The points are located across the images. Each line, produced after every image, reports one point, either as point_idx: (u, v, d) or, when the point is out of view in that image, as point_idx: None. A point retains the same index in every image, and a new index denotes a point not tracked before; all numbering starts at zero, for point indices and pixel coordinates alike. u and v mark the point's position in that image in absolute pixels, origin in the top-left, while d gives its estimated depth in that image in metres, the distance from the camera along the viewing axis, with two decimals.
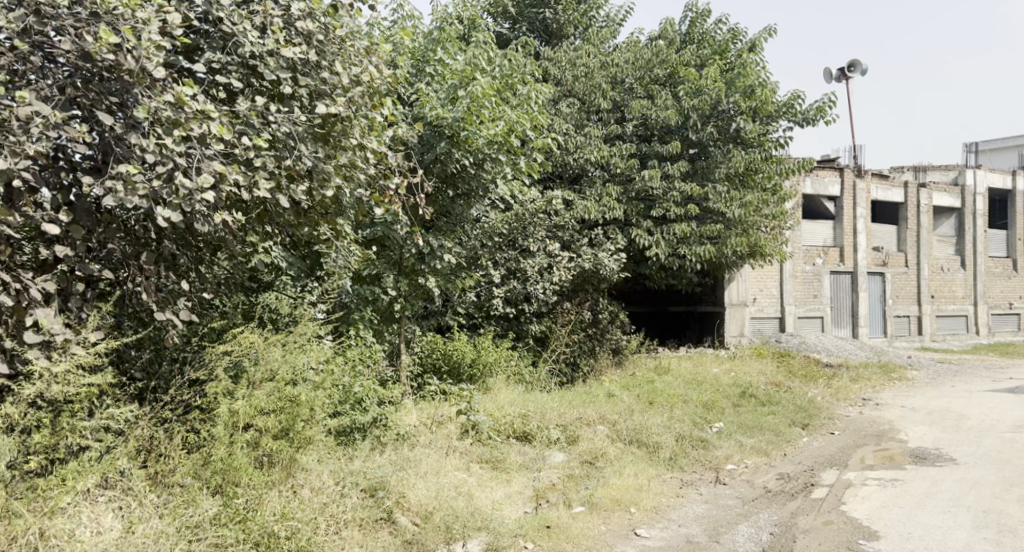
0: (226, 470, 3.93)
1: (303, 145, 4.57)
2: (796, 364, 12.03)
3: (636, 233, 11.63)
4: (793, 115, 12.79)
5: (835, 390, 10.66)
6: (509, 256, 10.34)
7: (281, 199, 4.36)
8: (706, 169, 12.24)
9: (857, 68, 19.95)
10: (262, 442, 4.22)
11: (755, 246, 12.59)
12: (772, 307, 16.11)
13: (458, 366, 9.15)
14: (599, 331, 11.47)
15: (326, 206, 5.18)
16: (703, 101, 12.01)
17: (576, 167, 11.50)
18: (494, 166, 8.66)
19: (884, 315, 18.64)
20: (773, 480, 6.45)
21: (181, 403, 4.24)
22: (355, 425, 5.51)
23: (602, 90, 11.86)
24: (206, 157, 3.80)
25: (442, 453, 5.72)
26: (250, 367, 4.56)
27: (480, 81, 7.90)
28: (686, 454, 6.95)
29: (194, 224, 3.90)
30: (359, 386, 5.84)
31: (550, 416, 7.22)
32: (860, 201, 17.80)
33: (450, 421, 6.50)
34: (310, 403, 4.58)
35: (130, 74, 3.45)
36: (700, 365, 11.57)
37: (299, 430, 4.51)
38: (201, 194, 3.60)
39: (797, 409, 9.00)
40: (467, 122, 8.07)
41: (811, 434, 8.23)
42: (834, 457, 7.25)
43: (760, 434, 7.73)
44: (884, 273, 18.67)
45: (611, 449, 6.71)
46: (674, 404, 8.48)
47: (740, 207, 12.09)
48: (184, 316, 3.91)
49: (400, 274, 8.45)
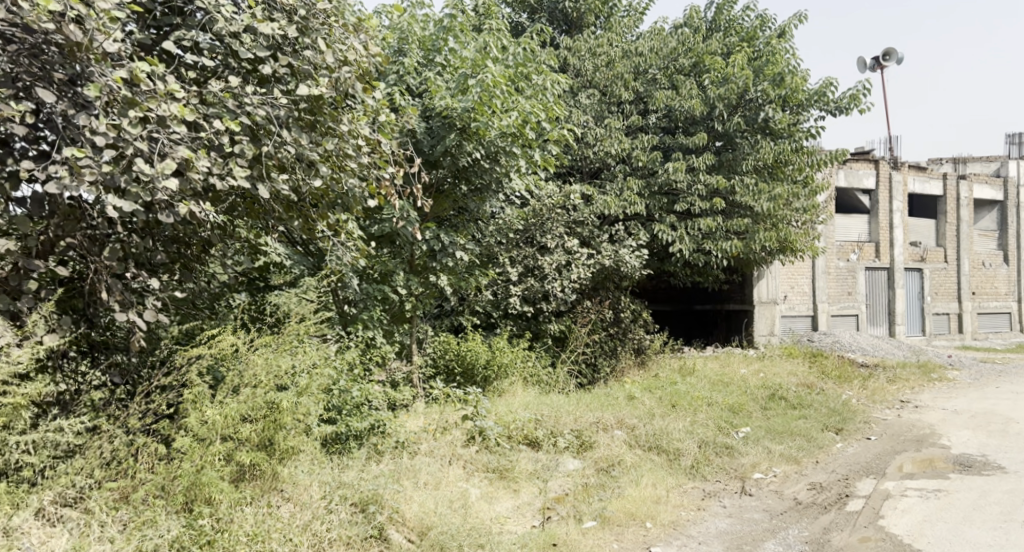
0: (196, 484, 3.68)
1: (286, 130, 4.23)
2: (830, 365, 11.46)
3: (659, 228, 11.13)
4: (826, 104, 12.19)
5: (871, 392, 10.07)
6: (526, 253, 9.93)
7: (260, 189, 4.08)
8: (733, 161, 11.73)
9: (893, 56, 19.21)
10: (238, 456, 3.93)
11: (785, 241, 12.02)
12: (804, 305, 15.51)
13: (472, 367, 8.78)
14: (621, 330, 11.04)
15: (318, 198, 4.84)
16: (730, 89, 11.42)
17: (597, 161, 11.08)
18: (509, 161, 8.23)
19: (922, 312, 17.91)
20: (804, 490, 5.98)
21: (148, 412, 3.93)
22: (350, 432, 5.21)
23: (624, 81, 11.43)
24: (171, 141, 3.50)
25: (444, 462, 5.35)
26: (226, 373, 4.27)
27: (491, 69, 7.47)
28: (709, 461, 6.50)
29: (159, 216, 3.61)
30: (357, 391, 5.51)
31: (565, 421, 6.80)
32: (896, 194, 17.07)
33: (456, 427, 6.10)
34: (292, 409, 4.24)
35: (79, 48, 3.17)
36: (727, 365, 11.11)
37: (279, 439, 4.21)
38: (162, 182, 3.31)
39: (830, 413, 8.46)
40: (478, 112, 7.65)
41: (845, 439, 7.72)
42: (870, 465, 6.74)
43: (790, 440, 7.23)
44: (922, 269, 17.91)
45: (629, 456, 6.28)
46: (698, 408, 8.00)
47: (769, 200, 11.45)
48: (148, 316, 3.62)
49: (411, 272, 8.12)
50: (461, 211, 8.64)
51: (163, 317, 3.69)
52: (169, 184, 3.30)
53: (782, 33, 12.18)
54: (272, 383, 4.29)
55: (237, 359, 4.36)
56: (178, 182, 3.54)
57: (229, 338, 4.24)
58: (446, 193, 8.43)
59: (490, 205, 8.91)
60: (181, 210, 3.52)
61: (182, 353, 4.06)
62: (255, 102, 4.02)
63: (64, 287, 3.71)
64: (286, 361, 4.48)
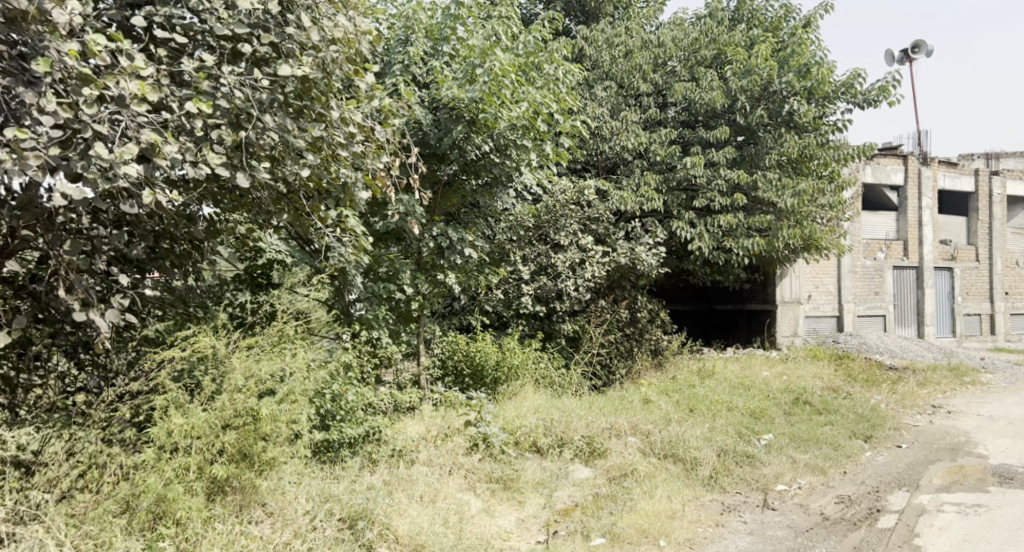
0: (164, 498, 3.37)
1: (268, 115, 3.88)
2: (856, 368, 10.96)
3: (677, 225, 10.68)
4: (853, 96, 11.68)
5: (901, 397, 9.58)
6: (539, 251, 9.58)
7: (238, 176, 3.69)
8: (755, 156, 11.27)
9: (922, 48, 18.58)
10: (209, 469, 3.58)
11: (809, 239, 11.54)
12: (829, 304, 14.99)
13: (482, 369, 8.46)
14: (638, 330, 10.64)
15: (310, 190, 4.59)
16: (753, 81, 10.94)
17: (613, 156, 10.70)
18: (520, 154, 7.85)
19: (952, 313, 17.30)
20: (831, 504, 5.57)
21: (113, 421, 3.68)
22: (343, 440, 4.87)
23: (642, 72, 11.03)
24: (134, 124, 3.18)
25: (443, 472, 5.01)
26: (205, 378, 3.96)
27: (499, 57, 7.10)
28: (729, 471, 6.09)
29: (121, 206, 3.29)
30: (352, 396, 5.15)
31: (576, 426, 6.44)
32: (926, 191, 16.48)
33: (458, 433, 5.76)
34: (273, 417, 3.84)
35: (25, 19, 2.85)
36: (749, 368, 10.66)
37: (259, 451, 3.79)
38: (121, 168, 2.99)
39: (858, 419, 8.00)
40: (487, 103, 7.30)
41: (874, 447, 7.28)
42: (901, 476, 6.29)
43: (816, 449, 6.80)
44: (953, 268, 17.29)
45: (643, 465, 5.90)
46: (718, 413, 7.59)
47: (793, 196, 10.95)
48: (109, 317, 3.29)
49: (419, 270, 7.84)
50: (472, 206, 8.44)
51: (127, 318, 3.35)
52: (130, 171, 2.99)
53: (807, 23, 11.68)
54: (257, 388, 3.98)
55: (218, 362, 4.07)
56: (142, 169, 3.20)
57: (207, 339, 3.94)
58: (454, 188, 8.11)
59: (501, 201, 8.56)
60: (145, 199, 3.20)
61: (153, 356, 3.81)
62: (231, 82, 3.66)
63: (21, 285, 3.40)
64: (272, 365, 4.16)
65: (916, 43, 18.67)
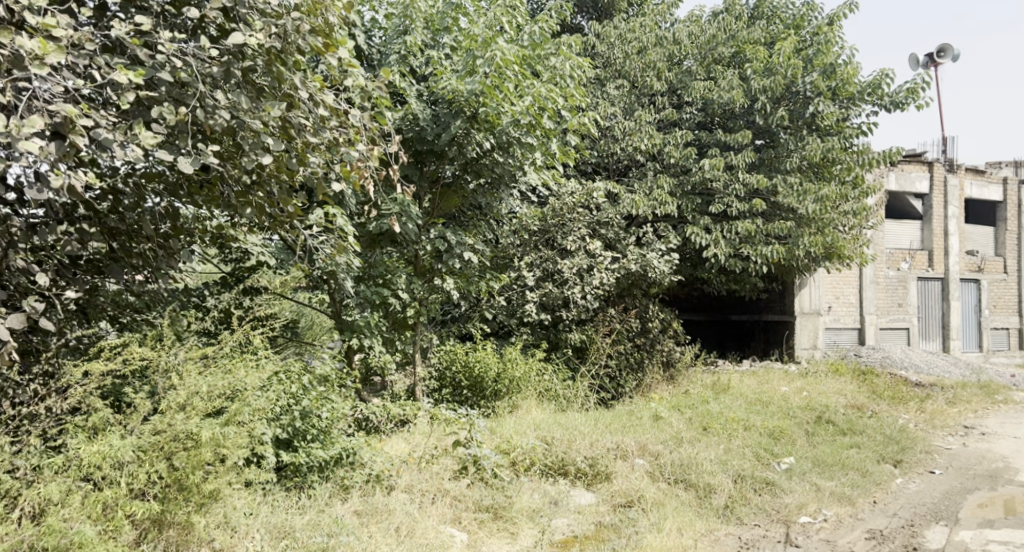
0: (73, 543, 2.89)
1: (219, 91, 3.41)
2: (882, 384, 10.30)
3: (691, 230, 10.07)
4: (879, 98, 11.02)
5: (930, 416, 8.92)
6: (544, 256, 9.07)
7: (180, 160, 3.23)
8: (775, 159, 10.68)
9: (948, 53, 17.91)
10: (130, 505, 3.10)
11: (832, 248, 10.89)
12: (850, 317, 14.32)
13: (481, 380, 7.90)
14: (649, 341, 9.99)
15: (277, 182, 4.11)
16: (774, 80, 10.32)
17: (624, 158, 10.11)
18: (524, 153, 7.26)
19: (979, 327, 16.59)
20: (862, 541, 5.00)
21: (22, 444, 3.22)
22: (311, 463, 4.41)
23: (657, 70, 10.42)
24: (43, 94, 2.71)
25: (424, 504, 4.47)
26: (135, 397, 3.50)
27: (501, 46, 6.52)
28: (747, 500, 5.50)
29: (29, 192, 2.83)
30: (326, 413, 4.68)
31: (579, 446, 5.85)
32: (952, 199, 15.81)
33: (446, 454, 5.20)
34: (214, 441, 3.33)
35: None
36: (766, 382, 10.04)
37: (197, 481, 3.28)
38: (19, 143, 2.51)
39: (886, 442, 7.36)
40: (487, 96, 6.72)
41: (905, 473, 6.67)
42: (937, 508, 5.69)
43: (842, 475, 6.19)
44: (980, 280, 16.59)
45: (652, 491, 5.33)
46: (734, 432, 6.99)
47: (816, 202, 10.29)
48: (16, 323, 2.81)
49: (414, 274, 7.33)
50: (474, 208, 7.96)
51: (39, 323, 2.85)
52: (29, 145, 2.51)
53: (831, 20, 10.99)
54: (206, 408, 3.51)
55: (161, 377, 3.65)
56: (52, 146, 2.73)
57: (148, 352, 3.56)
58: (454, 188, 7.59)
59: (505, 203, 8.09)
60: (53, 183, 2.72)
61: (72, 369, 3.35)
62: (168, 48, 3.18)
63: None
64: (226, 382, 3.67)
65: (943, 47, 17.90)
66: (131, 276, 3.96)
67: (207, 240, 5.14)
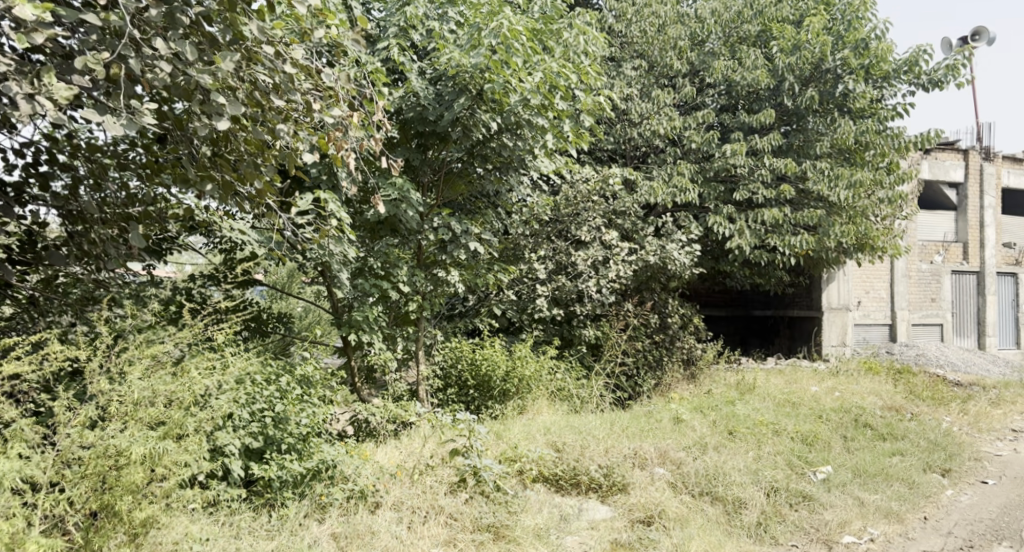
0: None
1: (161, 39, 2.88)
2: (919, 383, 9.63)
3: (713, 220, 9.41)
4: (916, 76, 10.31)
5: (974, 418, 8.23)
6: (558, 248, 8.52)
7: (108, 119, 2.70)
8: (804, 145, 9.97)
9: (983, 36, 17.07)
10: (32, 541, 2.68)
11: (864, 238, 10.19)
12: (880, 311, 13.59)
13: (489, 380, 7.33)
14: (669, 337, 9.41)
15: (243, 155, 3.60)
16: (803, 57, 9.67)
17: (643, 142, 9.52)
18: (535, 135, 6.58)
19: (1016, 322, 15.77)
20: None
21: None
22: (283, 477, 3.88)
23: (677, 49, 9.81)
24: None
25: (414, 526, 3.89)
26: (58, 408, 3.09)
27: (508, 13, 5.79)
28: (782, 517, 4.90)
29: None
30: (306, 419, 4.14)
31: (593, 454, 5.25)
32: (988, 189, 15.01)
33: (444, 464, 4.62)
34: (147, 458, 2.96)
35: None
36: (795, 382, 9.38)
37: (125, 509, 2.90)
38: None
39: (931, 448, 6.69)
40: (493, 71, 6.00)
41: (954, 484, 6.03)
42: (996, 526, 5.05)
43: (886, 486, 5.55)
44: (1017, 273, 15.77)
45: (676, 504, 4.73)
46: (763, 437, 6.37)
47: (848, 188, 9.62)
48: None
49: (417, 266, 6.74)
50: (481, 195, 7.37)
51: None
52: None
53: None
54: (147, 417, 3.16)
55: (94, 380, 3.26)
56: None
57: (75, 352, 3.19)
58: (459, 174, 6.99)
59: (515, 191, 7.49)
60: None
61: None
62: None
63: None
64: (173, 386, 3.30)
65: (978, 29, 17.05)
66: (82, 265, 3.77)
67: (178, 227, 4.74)
